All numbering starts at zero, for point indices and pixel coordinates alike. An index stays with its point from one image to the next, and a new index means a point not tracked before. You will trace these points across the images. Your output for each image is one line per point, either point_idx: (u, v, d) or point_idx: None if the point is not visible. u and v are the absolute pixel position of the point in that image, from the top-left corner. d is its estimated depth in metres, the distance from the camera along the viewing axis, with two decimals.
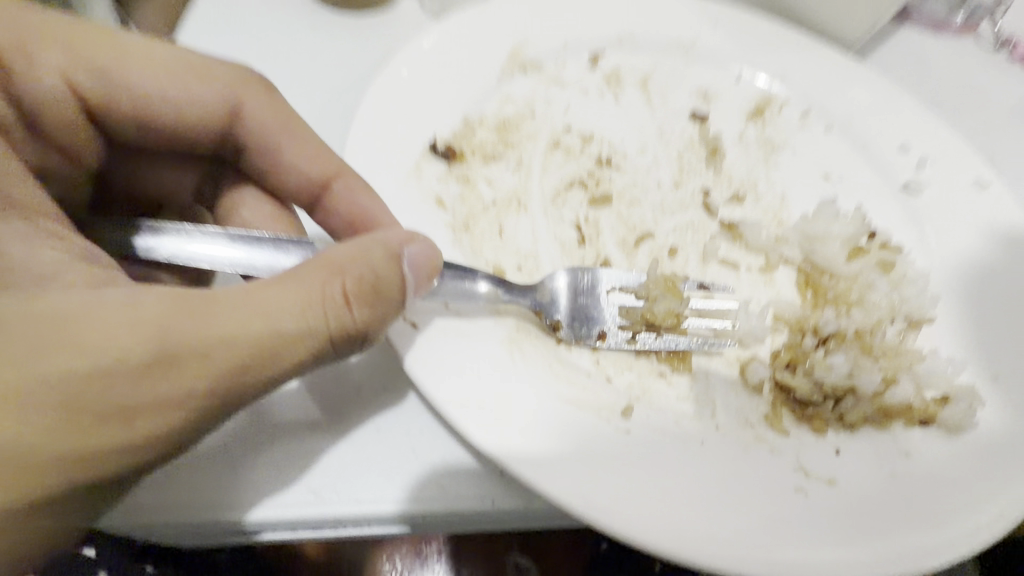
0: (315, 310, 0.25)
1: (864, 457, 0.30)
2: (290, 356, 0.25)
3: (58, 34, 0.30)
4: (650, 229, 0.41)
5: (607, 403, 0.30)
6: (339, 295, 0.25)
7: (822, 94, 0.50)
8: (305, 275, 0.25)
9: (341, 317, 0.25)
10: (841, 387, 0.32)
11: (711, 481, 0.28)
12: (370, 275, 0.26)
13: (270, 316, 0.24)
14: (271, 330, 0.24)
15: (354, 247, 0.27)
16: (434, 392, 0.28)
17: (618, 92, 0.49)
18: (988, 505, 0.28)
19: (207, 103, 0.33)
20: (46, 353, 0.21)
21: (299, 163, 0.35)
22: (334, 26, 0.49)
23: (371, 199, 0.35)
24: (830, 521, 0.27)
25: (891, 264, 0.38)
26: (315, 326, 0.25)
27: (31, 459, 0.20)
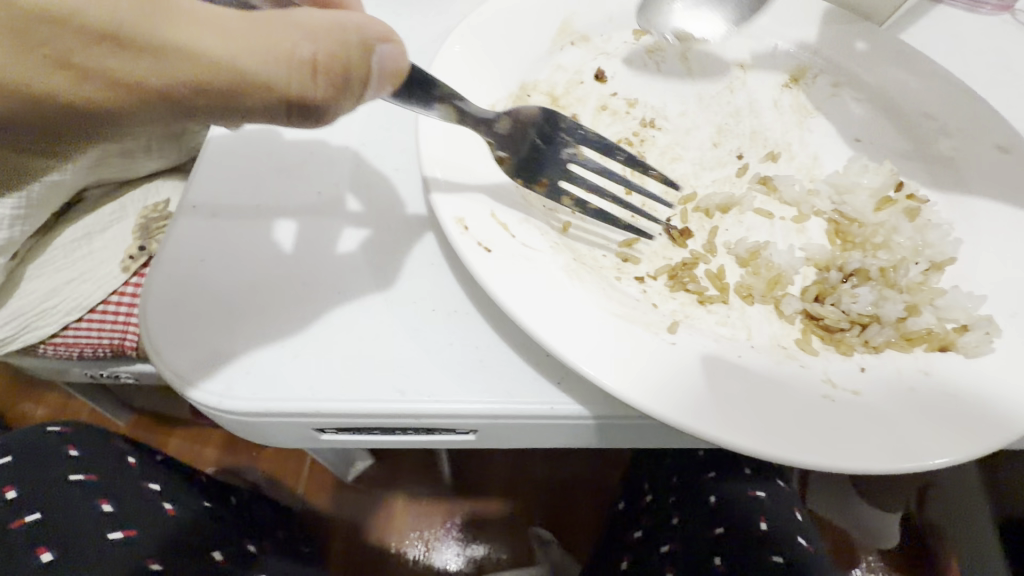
0: (278, 64, 0.24)
1: (887, 374, 0.34)
2: (242, 96, 0.24)
3: None
4: (690, 182, 0.45)
5: (653, 322, 0.35)
6: (307, 62, 0.25)
7: (857, 63, 0.54)
8: (270, 30, 0.24)
9: (302, 87, 0.25)
10: (865, 316, 0.37)
11: (747, 383, 0.32)
12: (341, 56, 0.26)
13: (266, 44, 0.24)
14: (247, 64, 0.24)
15: (321, 21, 0.25)
16: (510, 302, 0.33)
17: (660, 62, 0.54)
18: (1002, 418, 0.31)
19: None
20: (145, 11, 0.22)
21: None
22: None
23: None
24: (849, 421, 0.31)
25: (917, 211, 0.41)
26: (276, 77, 0.24)
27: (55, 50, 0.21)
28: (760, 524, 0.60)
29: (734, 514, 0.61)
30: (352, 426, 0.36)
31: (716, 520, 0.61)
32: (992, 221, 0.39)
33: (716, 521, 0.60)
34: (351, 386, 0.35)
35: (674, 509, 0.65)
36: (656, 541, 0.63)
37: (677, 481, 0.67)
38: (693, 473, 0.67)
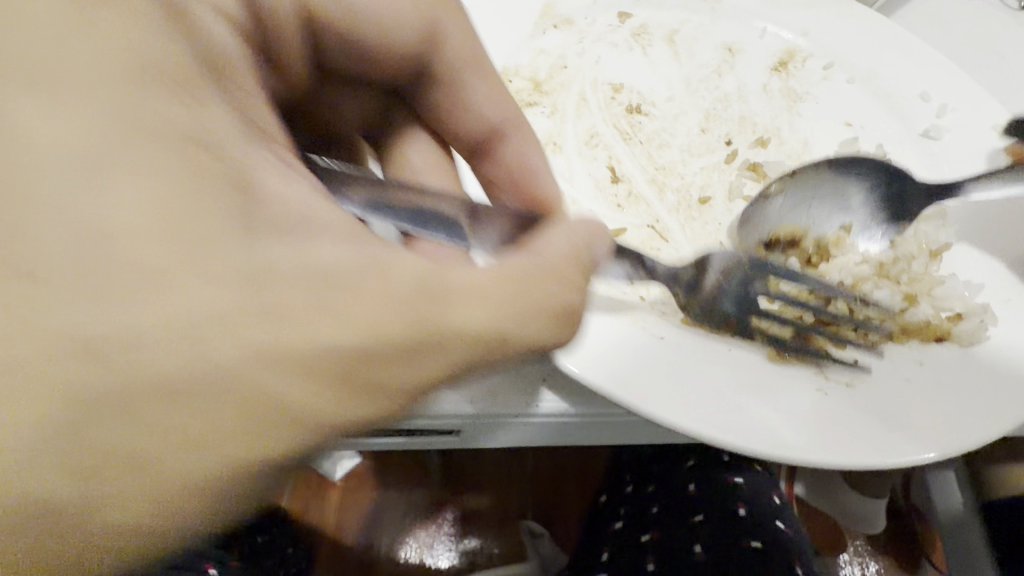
0: (534, 304, 0.24)
1: (880, 364, 0.33)
2: (504, 348, 0.23)
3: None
4: (679, 169, 0.43)
5: (640, 316, 0.33)
6: (561, 303, 0.25)
7: (845, 47, 0.53)
8: (532, 280, 0.25)
9: (565, 299, 0.25)
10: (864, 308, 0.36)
11: (738, 379, 0.31)
12: (583, 251, 0.27)
13: (521, 315, 0.24)
14: (512, 334, 0.23)
15: (558, 256, 0.26)
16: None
17: (646, 45, 0.52)
18: (1004, 407, 0.30)
19: (404, 34, 0.33)
20: (314, 320, 0.19)
21: (480, 104, 0.36)
22: None
23: (541, 158, 0.37)
24: (847, 412, 0.30)
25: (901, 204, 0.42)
26: (542, 331, 0.24)
27: (292, 419, 0.19)
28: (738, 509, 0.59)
29: (718, 501, 0.60)
30: None
31: (699, 507, 0.59)
32: (984, 216, 0.39)
33: (698, 509, 0.59)
34: None
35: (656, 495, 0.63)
36: (635, 529, 0.60)
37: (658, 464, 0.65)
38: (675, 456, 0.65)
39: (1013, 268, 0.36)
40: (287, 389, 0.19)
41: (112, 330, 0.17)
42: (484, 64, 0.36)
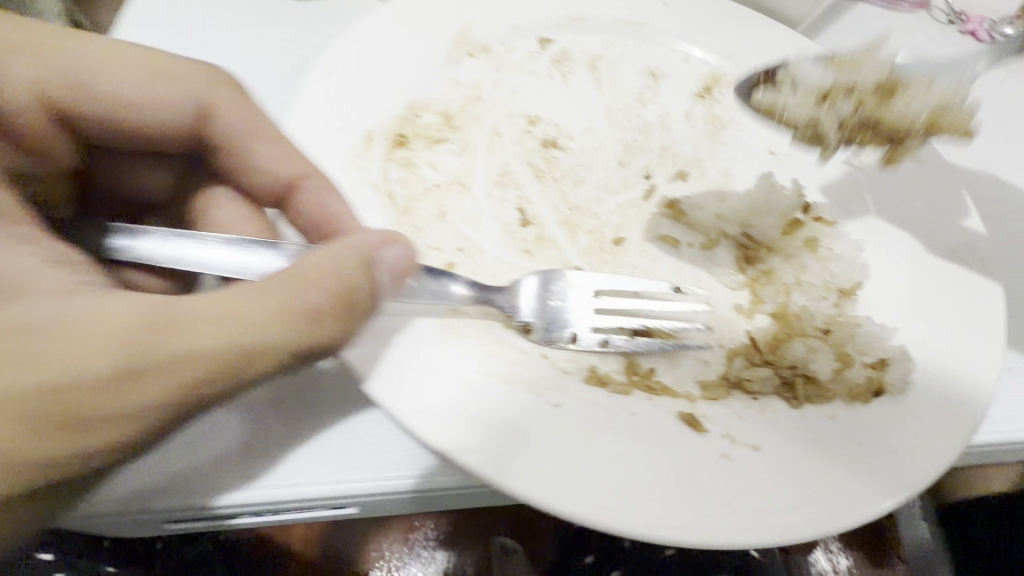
0: (276, 316, 0.24)
1: (790, 422, 0.31)
2: (250, 366, 0.23)
3: (14, 42, 0.29)
4: (593, 208, 0.41)
5: (537, 380, 0.31)
6: (309, 309, 0.24)
7: (770, 71, 0.51)
8: (271, 289, 0.24)
9: (311, 330, 0.25)
10: (785, 369, 0.33)
11: (636, 450, 0.28)
12: (347, 287, 0.26)
13: (246, 326, 0.23)
14: (234, 347, 0.23)
15: (316, 266, 0.25)
16: (402, 411, 0.27)
17: (567, 72, 0.50)
18: (908, 469, 0.29)
19: (172, 106, 0.32)
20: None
21: (269, 164, 0.34)
22: (286, 16, 0.50)
23: (339, 201, 0.33)
24: (752, 480, 0.28)
25: (817, 243, 0.39)
26: (281, 340, 0.24)
27: None
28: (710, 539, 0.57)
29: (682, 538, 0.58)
30: (204, 517, 0.32)
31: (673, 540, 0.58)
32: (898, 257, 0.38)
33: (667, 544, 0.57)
34: (197, 474, 0.30)
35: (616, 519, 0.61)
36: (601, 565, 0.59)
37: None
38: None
39: (929, 310, 0.35)
40: None
41: None
42: (319, 173, 0.34)
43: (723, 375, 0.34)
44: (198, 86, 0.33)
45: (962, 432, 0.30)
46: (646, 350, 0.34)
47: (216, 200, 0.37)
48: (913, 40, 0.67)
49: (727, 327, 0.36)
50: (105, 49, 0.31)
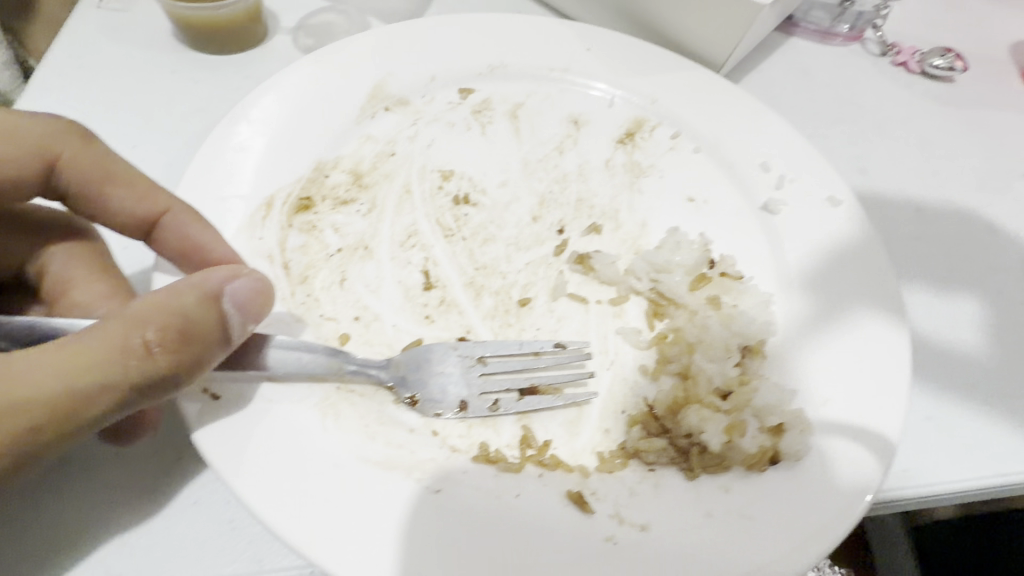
0: (106, 358, 0.24)
1: (682, 497, 0.30)
2: (90, 408, 0.24)
3: None
4: (501, 267, 0.40)
5: (421, 462, 0.30)
6: (138, 348, 0.24)
7: (691, 115, 0.51)
8: (99, 332, 0.24)
9: (146, 368, 0.24)
10: (681, 437, 0.33)
11: (514, 539, 0.27)
12: (180, 320, 0.25)
13: (75, 371, 0.23)
14: (65, 391, 0.23)
15: (146, 302, 0.24)
16: (268, 509, 0.26)
17: (486, 123, 0.50)
18: (798, 548, 0.28)
19: (17, 162, 0.30)
20: None
21: (125, 204, 0.33)
22: (213, 81, 0.52)
23: (203, 229, 0.34)
24: (635, 567, 0.27)
25: (720, 301, 0.38)
26: (115, 380, 0.24)
27: None
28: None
29: None
30: None
31: None
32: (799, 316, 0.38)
33: None
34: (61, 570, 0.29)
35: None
36: None
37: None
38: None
39: (826, 369, 0.35)
40: None
41: None
42: (180, 208, 0.34)
43: (620, 444, 0.33)
44: (45, 139, 0.31)
45: (854, 505, 0.29)
46: (533, 408, 0.33)
47: (65, 278, 0.34)
48: (844, 73, 0.67)
49: (630, 390, 0.35)
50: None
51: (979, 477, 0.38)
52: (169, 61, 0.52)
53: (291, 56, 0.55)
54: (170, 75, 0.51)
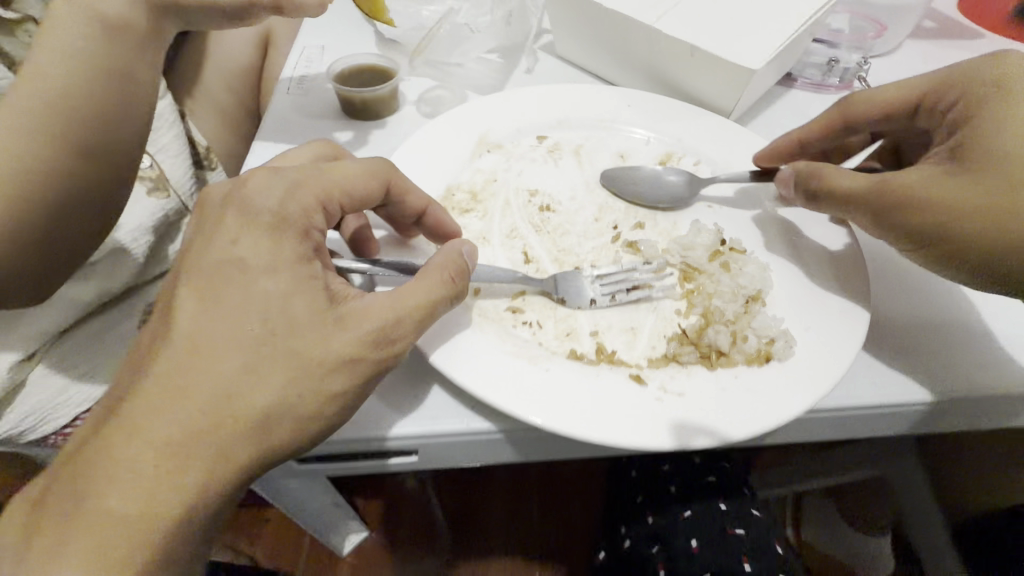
0: (439, 284, 0.47)
1: (706, 379, 0.46)
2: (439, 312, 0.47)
3: (294, 185, 0.47)
4: (575, 250, 0.59)
5: (534, 356, 0.48)
6: (450, 278, 0.48)
7: (707, 148, 0.71)
8: (431, 272, 0.48)
9: (454, 286, 0.48)
10: (704, 346, 0.49)
11: (598, 395, 0.45)
12: (460, 262, 0.49)
13: (431, 292, 0.47)
14: (430, 301, 0.46)
15: (443, 256, 0.49)
16: (452, 370, 0.46)
17: (558, 158, 0.70)
18: (781, 405, 0.44)
19: (375, 185, 0.52)
20: (340, 333, 0.43)
21: (414, 202, 0.55)
22: (366, 139, 0.75)
23: (446, 220, 0.58)
24: (676, 413, 0.44)
25: (729, 264, 0.54)
26: (445, 293, 0.47)
27: (315, 378, 0.42)
28: (744, 564, 0.79)
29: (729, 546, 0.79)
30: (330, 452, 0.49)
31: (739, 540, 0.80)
32: (786, 274, 0.55)
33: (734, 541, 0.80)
34: None
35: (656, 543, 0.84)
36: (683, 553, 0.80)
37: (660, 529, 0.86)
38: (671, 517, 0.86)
39: (804, 306, 0.51)
40: (320, 361, 0.42)
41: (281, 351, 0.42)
42: (436, 206, 0.57)
43: (662, 353, 0.49)
44: (383, 171, 0.53)
45: (819, 382, 0.45)
46: (618, 309, 0.53)
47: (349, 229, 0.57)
48: None
49: (670, 323, 0.52)
50: (330, 168, 0.50)
51: (951, 392, 0.50)
52: (337, 127, 0.77)
53: (417, 120, 0.78)
54: (339, 136, 0.75)
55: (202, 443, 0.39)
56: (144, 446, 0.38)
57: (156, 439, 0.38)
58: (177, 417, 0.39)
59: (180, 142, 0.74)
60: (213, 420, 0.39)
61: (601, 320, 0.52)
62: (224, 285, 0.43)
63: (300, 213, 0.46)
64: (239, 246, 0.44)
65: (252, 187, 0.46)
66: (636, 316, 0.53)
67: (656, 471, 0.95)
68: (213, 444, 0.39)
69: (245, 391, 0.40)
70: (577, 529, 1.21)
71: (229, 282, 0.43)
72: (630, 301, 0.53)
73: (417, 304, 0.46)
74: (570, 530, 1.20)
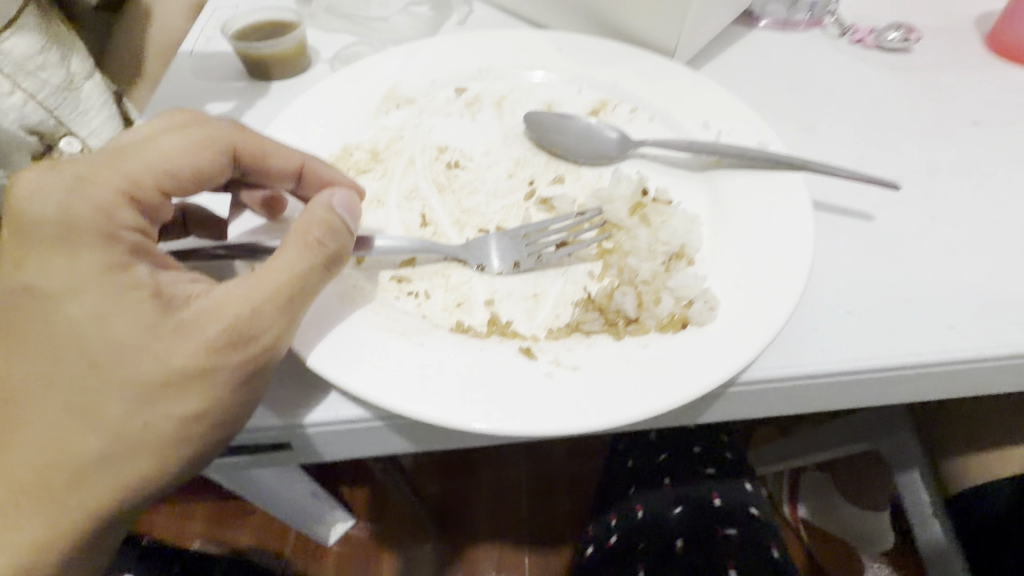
0: (299, 257, 0.37)
1: (608, 349, 0.39)
2: (308, 292, 0.37)
3: (77, 177, 0.35)
4: (481, 209, 0.51)
5: (410, 329, 0.41)
6: (314, 242, 0.37)
7: (645, 92, 0.62)
8: (287, 245, 0.37)
9: (323, 254, 0.37)
10: (611, 312, 0.42)
11: (478, 372, 0.38)
12: (329, 221, 0.38)
13: (287, 269, 0.36)
14: (292, 277, 0.36)
15: (301, 219, 0.38)
16: (302, 346, 0.38)
17: (476, 111, 0.62)
18: (692, 378, 0.37)
19: (214, 153, 0.40)
20: (175, 346, 0.34)
21: (278, 158, 0.44)
22: (270, 100, 0.68)
23: (334, 172, 0.47)
24: (566, 393, 0.37)
25: (649, 217, 0.47)
26: (311, 266, 0.37)
27: (159, 400, 0.33)
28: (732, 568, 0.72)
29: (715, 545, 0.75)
30: None
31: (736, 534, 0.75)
32: (716, 229, 0.47)
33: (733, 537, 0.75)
34: None
35: (644, 535, 0.78)
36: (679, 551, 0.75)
37: (648, 524, 0.79)
38: (661, 511, 0.80)
39: (731, 263, 0.44)
40: (159, 381, 0.33)
41: (110, 381, 0.33)
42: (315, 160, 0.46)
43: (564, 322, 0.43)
44: (221, 134, 0.41)
45: (740, 348, 0.38)
46: (522, 273, 0.46)
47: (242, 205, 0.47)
48: (801, 52, 0.75)
49: (578, 287, 0.45)
50: (138, 145, 0.38)
51: (895, 357, 0.45)
52: (238, 89, 0.69)
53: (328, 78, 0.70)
54: (240, 98, 0.68)
55: (28, 513, 0.32)
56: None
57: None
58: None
59: (119, 128, 0.62)
60: (48, 474, 0.32)
61: (500, 286, 0.45)
62: (26, 320, 0.34)
63: (94, 208, 0.34)
64: (31, 266, 0.34)
65: (27, 197, 0.34)
66: (541, 280, 0.46)
67: (650, 462, 0.87)
68: (40, 512, 0.32)
69: (68, 442, 0.32)
70: (562, 513, 1.15)
71: (34, 318, 0.34)
72: (534, 264, 0.46)
73: (276, 287, 0.35)
74: (557, 514, 1.14)
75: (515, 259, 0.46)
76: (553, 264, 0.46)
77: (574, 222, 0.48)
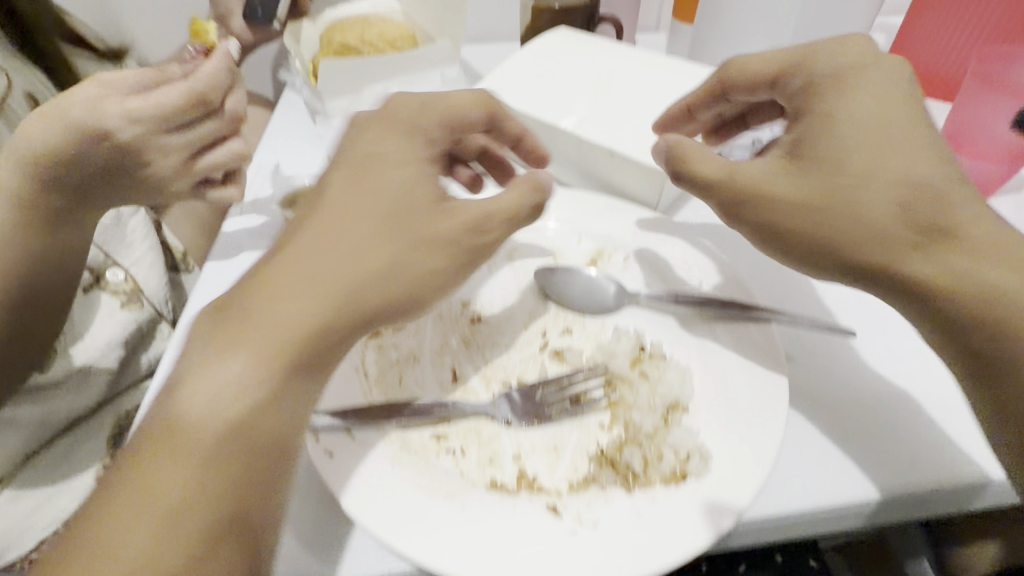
0: (490, 211, 0.54)
1: (623, 504, 0.47)
2: (486, 223, 0.54)
3: (388, 154, 0.52)
4: (503, 363, 0.60)
5: (452, 489, 0.48)
6: (501, 199, 0.56)
7: (636, 243, 0.72)
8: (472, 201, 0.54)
9: (501, 204, 0.55)
10: (621, 466, 0.50)
11: (513, 531, 0.45)
12: (538, 188, 0.58)
13: (492, 206, 0.54)
14: (487, 207, 0.54)
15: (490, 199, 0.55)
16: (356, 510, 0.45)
17: (492, 263, 0.72)
18: (696, 531, 0.44)
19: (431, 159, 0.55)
20: (399, 233, 0.48)
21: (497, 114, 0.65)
22: None
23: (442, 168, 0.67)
24: (594, 547, 0.44)
25: (647, 374, 0.56)
26: (486, 205, 0.54)
27: (377, 266, 0.46)
28: None
29: None
30: None
31: None
32: (705, 381, 0.56)
33: None
34: None
35: None
36: None
37: None
38: None
39: (720, 416, 0.52)
40: (404, 248, 0.48)
41: (398, 208, 0.49)
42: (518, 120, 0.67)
43: (583, 475, 0.50)
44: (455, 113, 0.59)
45: (736, 500, 0.45)
46: (543, 428, 0.53)
47: None
48: None
49: (592, 439, 0.52)
50: (370, 130, 0.54)
51: (871, 492, 0.52)
52: None
53: None
54: None
55: (253, 326, 0.41)
56: (199, 396, 0.39)
57: (275, 322, 0.42)
58: (180, 469, 0.38)
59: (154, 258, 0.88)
60: (320, 293, 0.43)
61: (524, 441, 0.53)
62: (242, 312, 0.42)
63: (423, 139, 0.55)
64: (339, 199, 0.49)
65: (331, 184, 0.50)
66: (560, 433, 0.53)
67: None
68: (269, 333, 0.41)
69: (356, 261, 0.46)
70: None
71: (268, 268, 0.45)
72: (552, 417, 0.54)
73: (442, 235, 0.50)
74: None
75: (537, 414, 0.54)
76: (568, 418, 0.54)
77: (585, 378, 0.56)
